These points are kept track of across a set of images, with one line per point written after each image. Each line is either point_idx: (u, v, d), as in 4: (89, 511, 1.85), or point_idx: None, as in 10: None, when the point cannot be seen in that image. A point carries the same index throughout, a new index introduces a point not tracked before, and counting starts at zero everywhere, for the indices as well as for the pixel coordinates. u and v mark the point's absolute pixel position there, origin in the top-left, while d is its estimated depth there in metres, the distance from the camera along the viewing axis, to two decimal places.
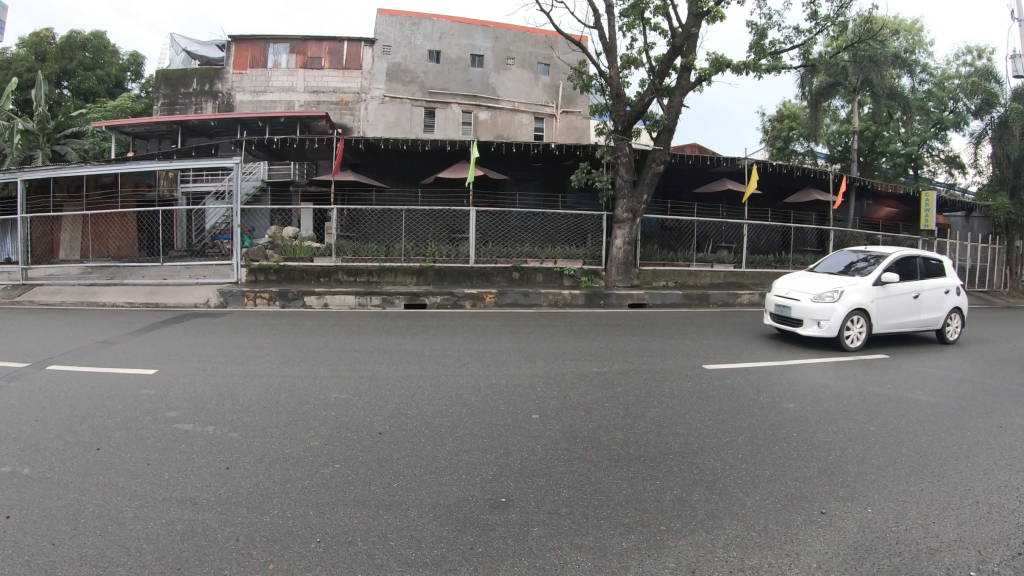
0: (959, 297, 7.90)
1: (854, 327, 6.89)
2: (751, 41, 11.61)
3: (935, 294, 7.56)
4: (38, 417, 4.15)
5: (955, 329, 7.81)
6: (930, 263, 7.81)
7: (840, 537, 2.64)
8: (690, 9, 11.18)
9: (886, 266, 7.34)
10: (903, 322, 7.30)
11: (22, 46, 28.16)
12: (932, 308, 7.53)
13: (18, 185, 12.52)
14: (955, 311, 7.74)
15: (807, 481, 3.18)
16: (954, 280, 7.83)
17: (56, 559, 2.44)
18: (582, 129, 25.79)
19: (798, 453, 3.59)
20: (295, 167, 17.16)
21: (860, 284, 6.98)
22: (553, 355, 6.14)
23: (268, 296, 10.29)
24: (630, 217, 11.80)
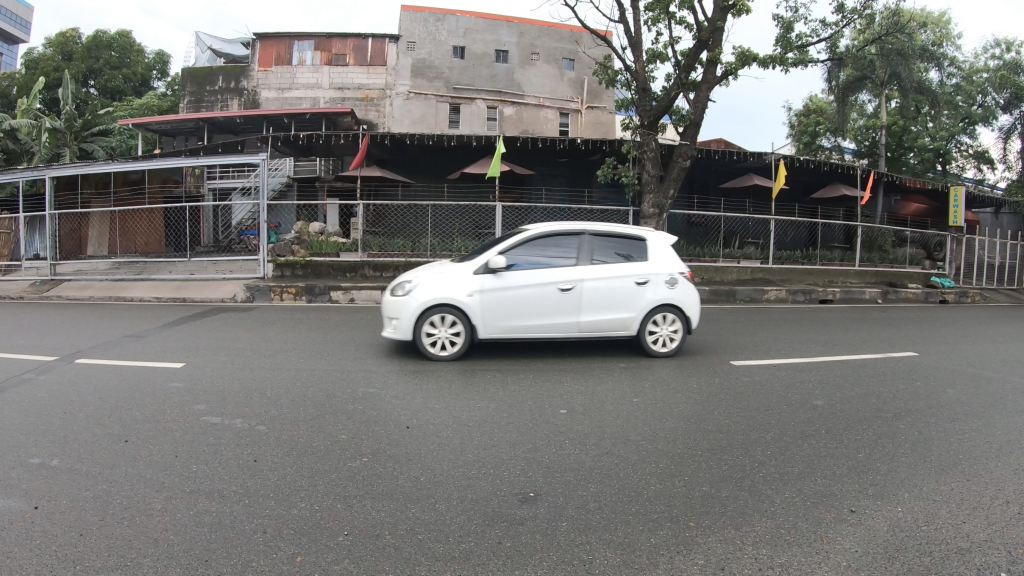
0: (674, 291, 5.94)
1: (442, 329, 5.57)
2: (777, 35, 11.48)
3: (610, 287, 5.76)
4: (68, 410, 4.22)
5: (665, 334, 5.90)
6: (624, 246, 6.00)
7: (871, 536, 2.60)
8: (716, 2, 11.09)
9: (521, 248, 5.77)
10: (544, 325, 5.68)
11: (49, 45, 28.62)
12: (605, 308, 5.76)
13: (46, 182, 12.67)
14: (655, 310, 5.83)
15: (836, 479, 3.15)
16: (662, 269, 5.90)
17: (85, 550, 2.48)
18: (607, 124, 25.65)
19: (828, 450, 3.56)
20: (322, 163, 17.29)
21: (454, 275, 5.58)
22: (581, 351, 6.12)
23: (294, 291, 10.34)
24: (657, 213, 11.70)
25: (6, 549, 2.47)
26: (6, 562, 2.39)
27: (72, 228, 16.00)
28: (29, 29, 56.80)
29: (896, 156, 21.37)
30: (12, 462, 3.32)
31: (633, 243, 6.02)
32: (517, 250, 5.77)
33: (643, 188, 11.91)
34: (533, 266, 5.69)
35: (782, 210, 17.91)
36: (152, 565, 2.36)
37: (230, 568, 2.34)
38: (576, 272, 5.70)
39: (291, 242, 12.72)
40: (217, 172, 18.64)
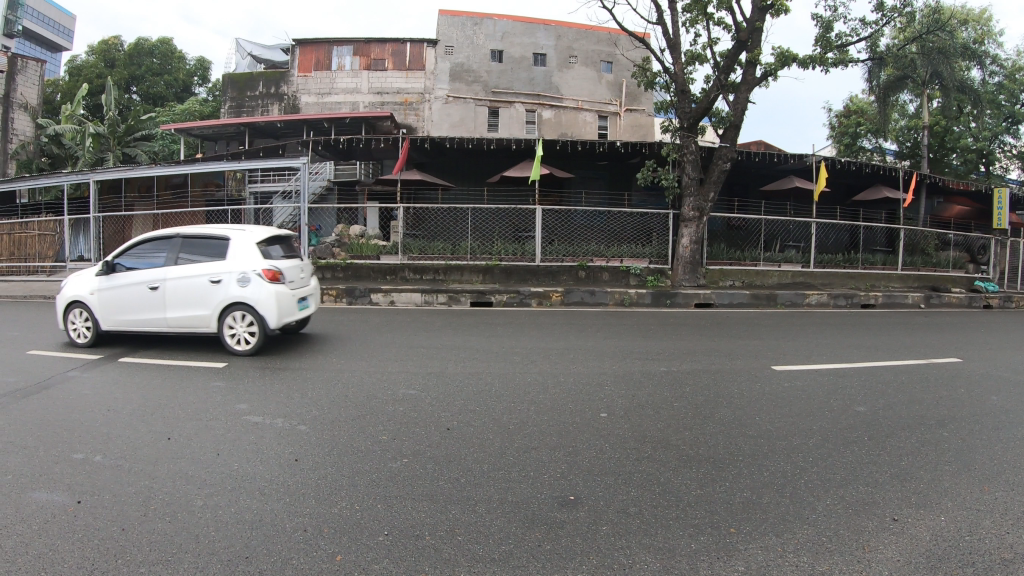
0: (246, 290, 5.95)
1: (78, 321, 6.44)
2: (816, 34, 11.30)
3: (189, 286, 6.07)
4: (112, 407, 4.33)
5: (240, 330, 5.99)
6: (220, 246, 6.26)
7: (913, 545, 2.55)
8: (755, 2, 10.97)
9: (140, 250, 6.37)
10: (140, 320, 6.22)
11: (93, 53, 29.48)
12: (185, 305, 6.09)
13: (91, 185, 13.02)
14: (222, 308, 5.97)
15: (878, 487, 3.09)
16: (234, 269, 5.99)
17: (126, 544, 2.54)
18: (647, 127, 25.49)
19: (870, 457, 3.49)
20: (362, 166, 17.52)
21: (85, 275, 6.45)
22: (621, 354, 6.11)
23: (335, 293, 10.50)
24: (697, 216, 11.62)
25: (49, 542, 2.55)
26: (51, 554, 2.46)
27: (115, 231, 16.51)
28: (72, 36, 58.32)
29: (938, 157, 20.93)
30: (56, 457, 3.43)
31: (230, 242, 6.20)
32: (135, 251, 6.37)
33: (683, 191, 11.82)
34: (135, 267, 6.29)
35: (823, 214, 17.65)
36: (191, 562, 2.40)
37: (271, 566, 2.38)
38: (161, 271, 6.15)
39: (331, 244, 12.81)
40: (257, 175, 18.88)
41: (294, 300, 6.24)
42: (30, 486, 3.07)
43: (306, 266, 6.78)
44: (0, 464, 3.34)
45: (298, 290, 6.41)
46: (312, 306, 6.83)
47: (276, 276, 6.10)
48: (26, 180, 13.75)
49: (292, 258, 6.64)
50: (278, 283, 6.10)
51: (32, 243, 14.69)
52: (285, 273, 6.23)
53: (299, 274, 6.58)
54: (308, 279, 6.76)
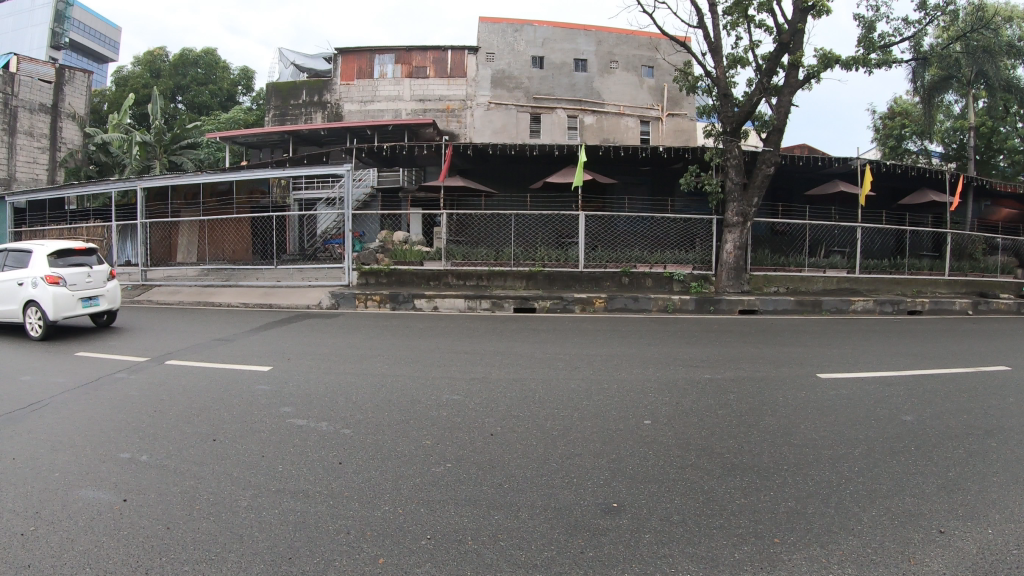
0: (35, 290, 7.47)
1: None
2: (859, 35, 11.09)
3: (7, 287, 7.69)
4: (160, 408, 4.45)
5: (32, 320, 7.50)
6: (31, 257, 7.85)
7: (962, 558, 2.48)
8: (797, 3, 10.79)
9: None
10: None
11: (139, 65, 30.44)
12: (5, 301, 7.72)
13: (139, 191, 13.36)
14: (20, 304, 7.52)
15: (925, 498, 3.01)
16: (32, 274, 7.55)
17: (171, 542, 2.60)
18: (689, 131, 25.29)
19: (918, 467, 3.40)
20: (405, 173, 17.75)
21: None
22: (664, 361, 6.06)
23: (379, 298, 10.64)
24: (740, 221, 11.45)
25: (95, 538, 2.63)
26: (97, 551, 2.54)
27: (161, 237, 16.94)
28: (117, 47, 60.03)
29: (985, 159, 20.41)
30: (103, 456, 3.54)
31: (36, 254, 7.76)
32: None
33: (726, 196, 11.67)
34: None
35: (868, 218, 17.32)
36: (237, 561, 2.45)
37: (314, 567, 2.42)
38: None
39: (375, 249, 12.98)
40: (302, 182, 19.17)
41: (76, 299, 7.65)
42: (78, 483, 3.18)
43: (101, 273, 8.11)
44: (51, 463, 3.45)
45: (82, 291, 7.77)
46: (108, 305, 8.17)
47: (58, 280, 7.54)
48: (77, 186, 14.17)
49: (92, 266, 8.05)
50: (60, 286, 7.53)
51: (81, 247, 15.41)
52: (69, 278, 7.66)
53: (89, 279, 7.92)
54: (101, 283, 8.07)
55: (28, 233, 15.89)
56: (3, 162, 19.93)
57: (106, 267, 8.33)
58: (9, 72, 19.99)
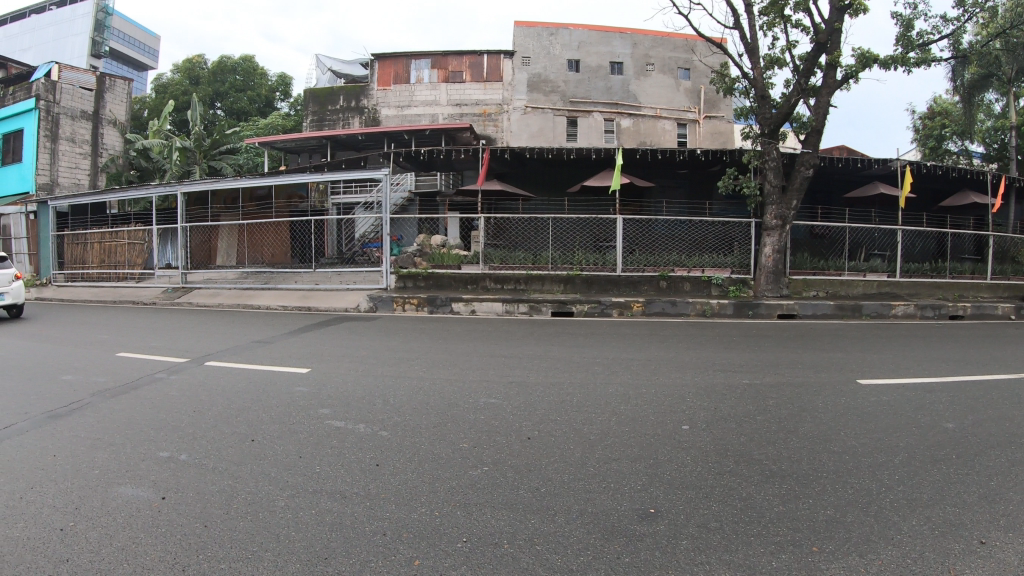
0: None
1: None
2: (897, 34, 10.87)
3: None
4: (203, 408, 4.54)
5: None
6: None
7: (1005, 569, 2.41)
8: (834, 2, 10.62)
9: None
10: None
11: (179, 72, 31.16)
12: None
13: (179, 196, 13.62)
14: None
15: (968, 508, 2.92)
16: None
17: (208, 540, 2.65)
18: (726, 133, 25.04)
19: (960, 476, 3.31)
20: (442, 177, 17.90)
21: None
22: (702, 365, 6.00)
23: (416, 302, 10.72)
24: (779, 224, 11.29)
25: (133, 535, 2.69)
26: (134, 547, 2.61)
27: (202, 241, 17.32)
28: (155, 55, 61.50)
29: None
30: (144, 454, 3.62)
31: None
32: None
33: (764, 199, 11.50)
34: None
35: (909, 220, 16.97)
36: (274, 560, 2.49)
37: (349, 567, 2.44)
38: None
39: (413, 253, 13.06)
40: (341, 186, 19.41)
41: None
42: (118, 480, 3.26)
43: (6, 275, 10.22)
44: (92, 460, 3.55)
45: None
46: (12, 299, 10.27)
47: None
48: (118, 191, 14.52)
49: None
50: None
51: (123, 250, 15.83)
52: None
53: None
54: (6, 283, 10.20)
55: (71, 237, 16.35)
56: (47, 169, 20.58)
57: (11, 268, 10.38)
58: (50, 80, 20.55)
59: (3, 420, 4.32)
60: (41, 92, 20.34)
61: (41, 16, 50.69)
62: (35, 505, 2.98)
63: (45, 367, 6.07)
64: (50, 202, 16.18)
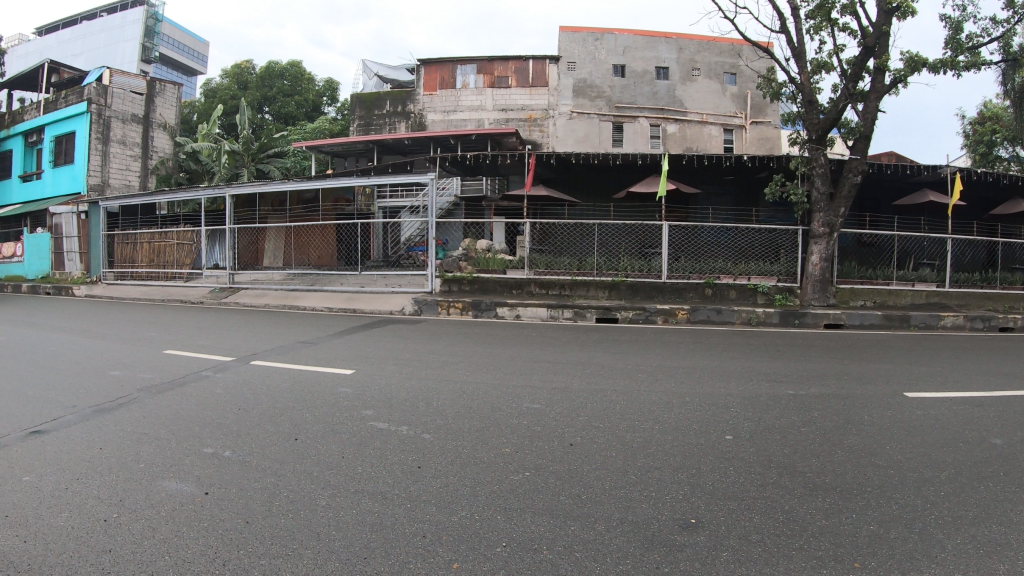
0: None
1: None
2: (946, 37, 10.56)
3: None
4: (250, 407, 4.62)
5: None
6: None
7: None
8: (881, 5, 10.37)
9: None
10: None
11: (228, 77, 31.98)
12: None
13: (227, 198, 13.89)
14: None
15: (1017, 528, 2.81)
16: None
17: (248, 536, 2.70)
18: (774, 139, 24.66)
19: (1010, 495, 3.18)
20: (488, 182, 18.02)
21: None
22: (747, 375, 5.90)
23: (461, 306, 10.78)
24: (827, 232, 11.04)
25: (176, 528, 2.76)
26: (176, 540, 2.67)
27: (250, 243, 17.70)
28: (204, 60, 62.94)
29: None
30: (189, 450, 3.71)
31: None
32: None
33: (812, 206, 11.27)
34: None
35: (960, 229, 16.47)
36: (313, 558, 2.53)
37: (387, 568, 2.46)
38: None
39: (458, 257, 13.13)
40: (387, 190, 19.64)
41: None
42: (163, 475, 3.35)
43: None
44: (138, 453, 3.66)
45: None
46: None
47: None
48: (167, 193, 14.90)
49: None
50: None
51: (171, 250, 16.20)
52: None
53: None
54: None
55: (120, 237, 16.86)
56: (98, 170, 21.22)
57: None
58: (102, 85, 21.22)
59: (53, 413, 4.47)
60: (93, 95, 20.94)
61: (92, 23, 52.15)
62: (80, 496, 3.08)
63: (95, 362, 6.25)
64: (101, 203, 16.67)
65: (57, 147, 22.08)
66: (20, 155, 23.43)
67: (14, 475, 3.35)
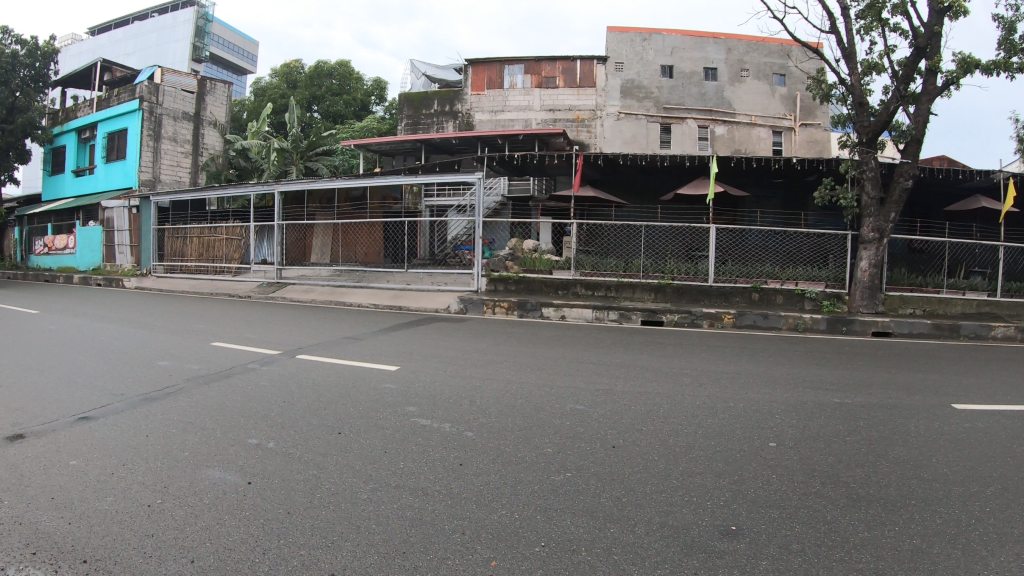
0: None
1: None
2: (999, 37, 10.21)
3: None
4: (296, 401, 4.70)
5: None
6: None
7: None
8: (933, 4, 10.07)
9: None
10: None
11: (278, 76, 32.66)
12: None
13: (276, 195, 14.15)
14: None
15: None
16: None
17: (289, 526, 2.76)
18: (824, 142, 24.18)
19: None
20: (535, 182, 18.04)
21: None
22: (794, 382, 5.78)
23: (507, 305, 10.82)
24: (877, 237, 10.76)
25: (219, 516, 2.84)
26: (218, 527, 2.74)
27: (298, 239, 18.02)
28: (254, 60, 64.30)
29: None
30: (234, 441, 3.80)
31: None
32: None
33: (862, 211, 11.00)
34: None
35: (1016, 236, 15.91)
36: (353, 550, 2.58)
37: (427, 563, 2.49)
38: None
39: (505, 257, 13.16)
40: (434, 188, 19.80)
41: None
42: (208, 463, 3.44)
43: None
44: (184, 442, 3.77)
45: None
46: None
47: None
48: (217, 190, 15.23)
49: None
50: None
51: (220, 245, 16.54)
52: None
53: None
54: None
55: (171, 231, 17.31)
56: (150, 166, 21.88)
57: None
58: (153, 83, 21.85)
59: (101, 401, 4.63)
60: (145, 94, 21.54)
61: (143, 22, 53.56)
62: (125, 481, 3.19)
63: (145, 353, 6.44)
64: (153, 197, 17.12)
65: (110, 143, 22.77)
66: (74, 151, 24.23)
67: (63, 459, 3.48)
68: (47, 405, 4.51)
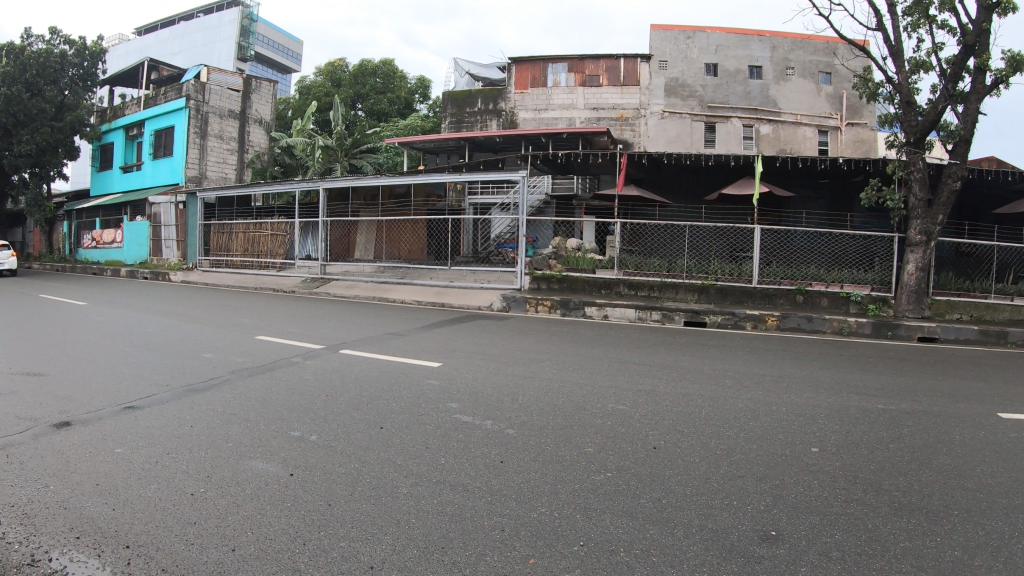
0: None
1: None
2: None
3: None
4: (338, 395, 4.77)
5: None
6: None
7: None
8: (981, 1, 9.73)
9: None
10: None
11: (323, 74, 33.12)
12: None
13: (321, 192, 14.35)
14: None
15: None
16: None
17: (330, 518, 2.81)
18: (871, 142, 23.71)
19: None
20: (579, 180, 17.98)
21: None
22: (837, 387, 5.65)
23: (549, 304, 10.84)
24: (924, 240, 10.44)
25: (261, 506, 2.90)
26: (260, 517, 2.80)
27: (342, 236, 18.28)
28: (299, 59, 65.34)
29: None
30: (278, 433, 3.87)
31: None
32: None
33: (910, 213, 10.68)
34: None
35: None
36: (392, 543, 2.61)
37: (465, 559, 2.50)
38: None
39: (548, 256, 13.14)
40: (478, 187, 19.87)
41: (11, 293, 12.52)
42: (252, 454, 3.52)
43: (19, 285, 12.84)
44: (228, 433, 3.86)
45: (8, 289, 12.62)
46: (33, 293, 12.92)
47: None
48: (262, 187, 15.41)
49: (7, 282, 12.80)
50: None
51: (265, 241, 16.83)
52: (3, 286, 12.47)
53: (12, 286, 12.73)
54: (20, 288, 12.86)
55: (218, 227, 17.69)
56: (196, 162, 22.43)
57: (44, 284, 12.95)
58: (200, 81, 22.39)
59: (148, 391, 4.77)
60: (191, 91, 22.08)
61: (190, 22, 54.71)
62: (171, 470, 3.28)
63: (192, 345, 6.60)
64: (200, 193, 17.54)
65: (158, 141, 23.39)
66: (122, 147, 24.95)
67: (110, 447, 3.59)
68: (97, 395, 4.66)
